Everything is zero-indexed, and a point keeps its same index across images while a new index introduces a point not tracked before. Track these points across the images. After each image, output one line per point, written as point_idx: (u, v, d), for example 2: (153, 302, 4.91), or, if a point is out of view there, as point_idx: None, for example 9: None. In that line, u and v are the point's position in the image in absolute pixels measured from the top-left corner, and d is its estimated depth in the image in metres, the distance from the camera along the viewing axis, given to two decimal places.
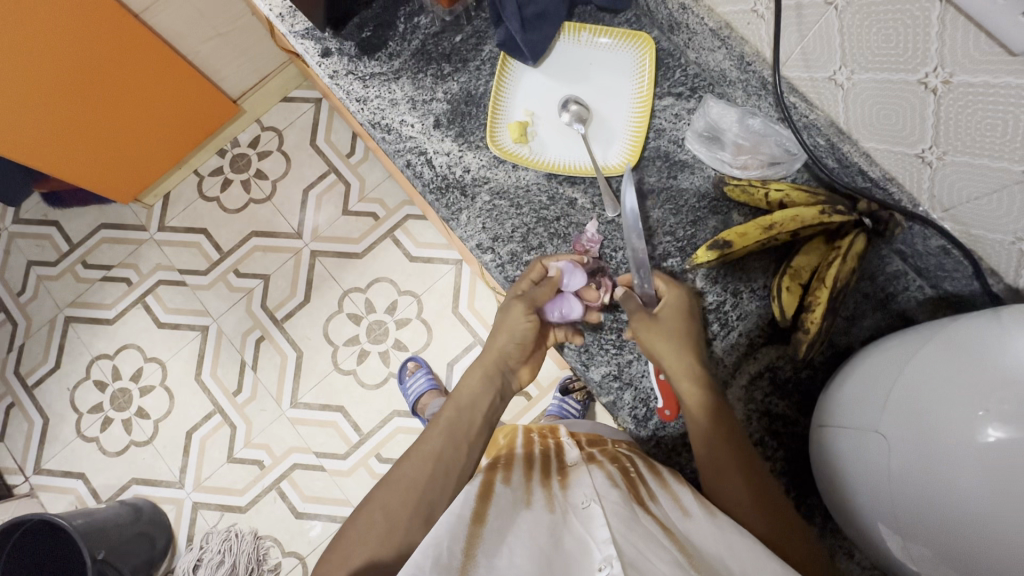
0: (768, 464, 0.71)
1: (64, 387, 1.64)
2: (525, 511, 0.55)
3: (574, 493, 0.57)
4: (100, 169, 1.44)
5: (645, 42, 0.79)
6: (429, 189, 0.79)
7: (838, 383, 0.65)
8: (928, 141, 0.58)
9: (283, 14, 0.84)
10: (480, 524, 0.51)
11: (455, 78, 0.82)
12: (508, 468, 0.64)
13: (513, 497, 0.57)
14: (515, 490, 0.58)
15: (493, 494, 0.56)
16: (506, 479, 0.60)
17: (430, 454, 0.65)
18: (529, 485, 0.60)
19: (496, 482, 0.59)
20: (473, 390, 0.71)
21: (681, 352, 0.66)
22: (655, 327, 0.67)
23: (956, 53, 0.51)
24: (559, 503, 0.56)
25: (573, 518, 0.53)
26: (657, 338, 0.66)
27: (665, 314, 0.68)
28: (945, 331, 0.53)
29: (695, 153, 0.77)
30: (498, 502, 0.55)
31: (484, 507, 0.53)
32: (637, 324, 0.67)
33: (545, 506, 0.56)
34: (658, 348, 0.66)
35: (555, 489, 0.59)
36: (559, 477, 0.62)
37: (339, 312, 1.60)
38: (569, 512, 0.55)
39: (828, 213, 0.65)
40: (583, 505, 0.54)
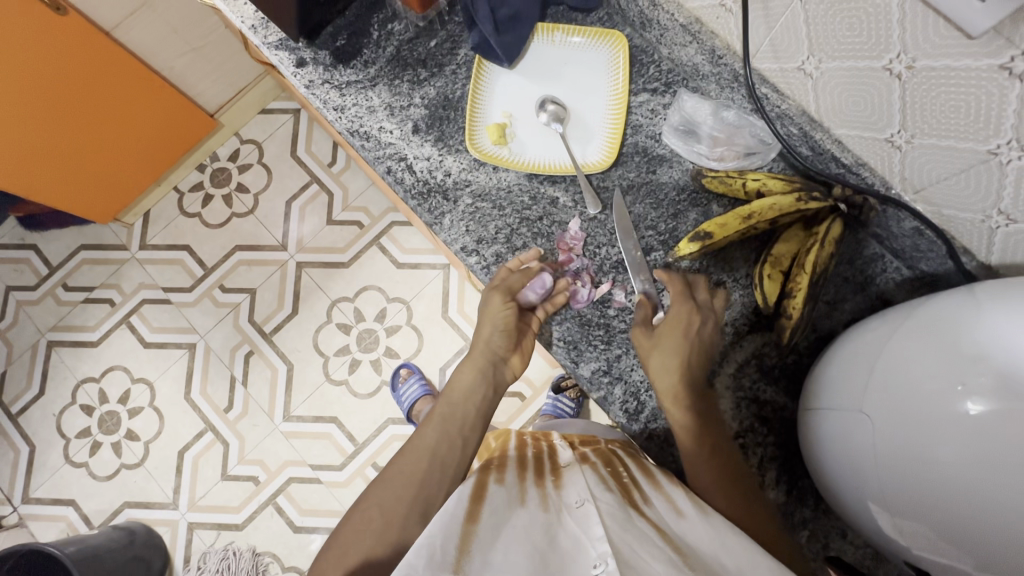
0: (761, 452, 0.71)
1: (49, 412, 1.61)
2: (520, 510, 0.55)
3: (568, 493, 0.58)
4: (73, 191, 1.41)
5: (617, 39, 0.80)
6: (411, 194, 0.79)
7: (823, 367, 0.66)
8: (897, 126, 0.60)
9: (256, 25, 0.83)
10: (474, 523, 0.51)
11: (431, 83, 0.82)
12: (501, 468, 0.65)
13: (507, 497, 0.57)
14: (509, 489, 0.59)
15: (487, 495, 0.57)
16: (500, 480, 0.61)
17: (425, 448, 0.65)
18: (523, 484, 0.60)
19: (489, 482, 0.60)
20: (467, 384, 0.72)
21: (671, 370, 0.67)
22: (652, 342, 0.69)
23: (918, 39, 0.52)
24: (554, 502, 0.57)
25: (568, 518, 0.53)
26: (652, 353, 0.68)
27: (664, 330, 0.69)
28: (921, 313, 0.54)
29: (672, 147, 0.78)
30: (492, 503, 0.55)
31: (478, 507, 0.54)
32: (638, 334, 0.71)
33: (539, 506, 0.56)
34: (652, 362, 0.68)
35: (549, 489, 0.60)
36: (553, 477, 0.63)
37: (328, 322, 1.60)
38: (564, 510, 0.55)
39: (805, 200, 0.67)
40: (578, 504, 0.55)
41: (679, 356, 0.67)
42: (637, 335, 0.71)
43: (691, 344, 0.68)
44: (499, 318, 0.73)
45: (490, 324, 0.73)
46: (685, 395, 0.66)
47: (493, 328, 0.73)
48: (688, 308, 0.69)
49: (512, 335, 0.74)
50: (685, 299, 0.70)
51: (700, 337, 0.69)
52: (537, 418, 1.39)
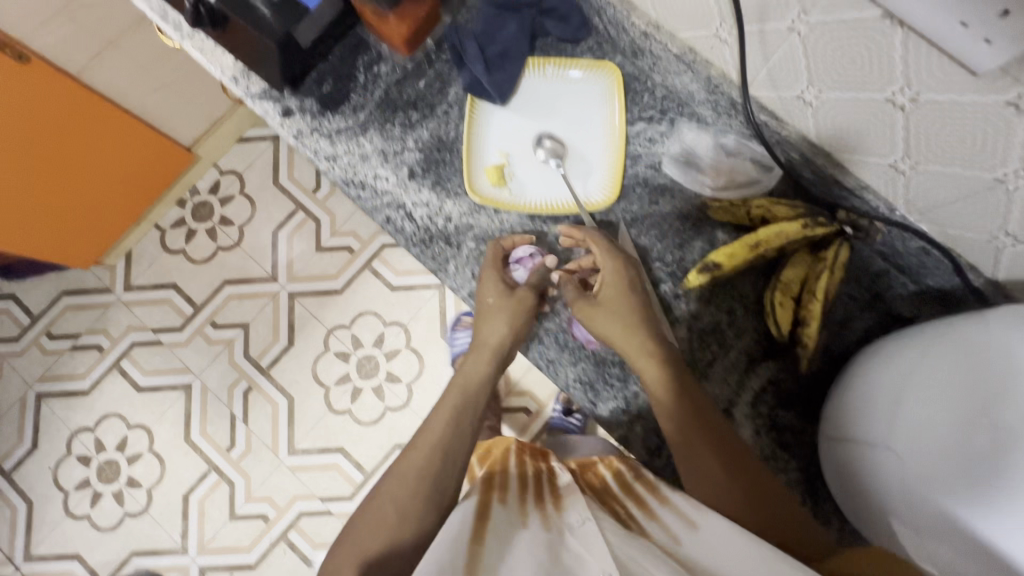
0: (783, 477, 0.72)
1: (44, 466, 1.57)
2: (522, 531, 0.57)
3: (568, 514, 0.58)
4: (44, 235, 1.38)
5: (611, 69, 0.78)
6: (413, 242, 0.77)
7: (842, 394, 0.67)
8: (900, 152, 0.60)
9: (237, 76, 0.81)
10: (480, 544, 0.53)
11: (424, 125, 0.80)
12: (502, 488, 0.64)
13: (509, 518, 0.59)
14: (510, 510, 0.60)
15: (490, 516, 0.59)
16: (501, 501, 0.62)
17: (432, 439, 0.64)
18: (524, 504, 0.62)
19: (491, 503, 0.61)
20: (480, 377, 0.70)
21: (626, 335, 0.68)
22: (596, 310, 0.70)
23: (921, 74, 0.51)
24: (555, 522, 0.58)
25: (570, 536, 0.55)
26: (602, 324, 0.69)
27: (605, 295, 0.70)
28: (937, 346, 0.55)
29: (672, 176, 0.77)
30: (496, 525, 0.57)
31: (483, 531, 0.55)
32: (580, 309, 0.71)
33: (541, 525, 0.58)
34: (605, 332, 0.69)
35: (550, 508, 0.61)
36: (551, 499, 0.63)
37: (326, 352, 1.58)
38: (565, 530, 0.57)
39: (811, 226, 0.69)
40: (579, 522, 0.56)
41: (622, 317, 0.69)
42: (580, 309, 0.71)
43: (633, 295, 0.70)
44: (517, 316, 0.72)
45: (504, 315, 0.71)
46: (653, 360, 0.66)
47: (501, 322, 0.71)
48: (622, 267, 0.71)
49: (521, 338, 0.73)
50: (609, 253, 0.72)
51: (638, 285, 0.71)
52: (545, 433, 1.38)
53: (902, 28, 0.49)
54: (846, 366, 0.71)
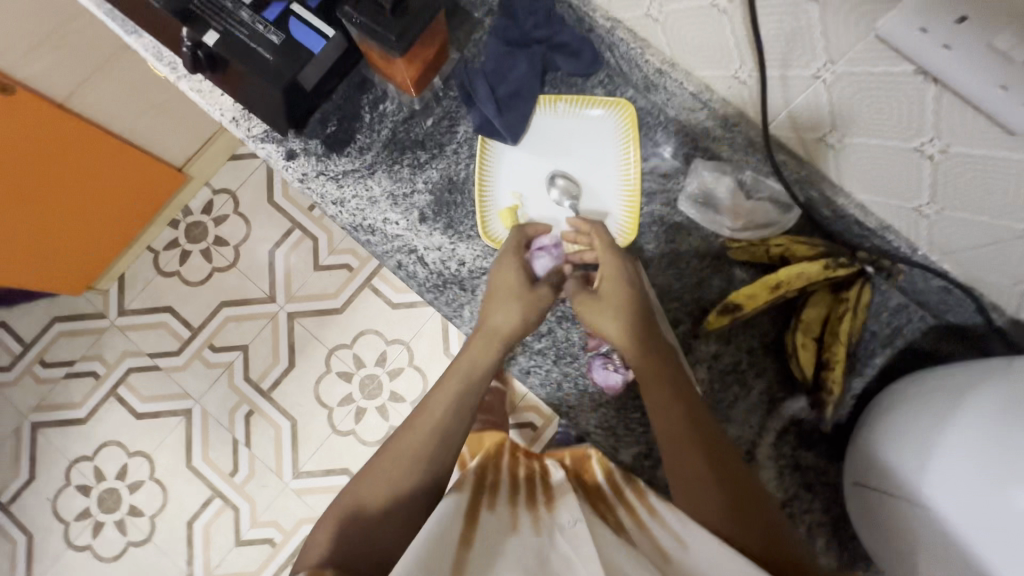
0: (807, 517, 0.71)
1: (43, 497, 1.54)
2: (512, 537, 0.55)
3: (560, 515, 0.57)
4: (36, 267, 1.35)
5: (624, 106, 0.76)
6: (426, 288, 0.75)
7: (874, 433, 0.65)
8: (926, 198, 0.59)
9: (237, 117, 0.78)
10: (468, 545, 0.51)
11: (433, 166, 0.78)
12: (493, 494, 0.63)
13: (499, 522, 0.57)
14: (500, 517, 0.58)
15: (480, 518, 0.57)
16: (490, 506, 0.60)
17: (432, 418, 0.63)
18: (515, 511, 0.60)
19: (482, 506, 0.60)
20: (488, 368, 0.67)
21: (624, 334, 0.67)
22: (597, 310, 0.68)
23: (953, 128, 0.50)
24: (546, 524, 0.57)
25: (559, 538, 0.53)
26: (602, 321, 0.68)
27: (606, 294, 0.69)
28: (972, 397, 0.54)
29: (688, 215, 0.76)
30: (486, 527, 0.55)
31: (472, 530, 0.54)
32: (581, 305, 0.70)
33: (532, 531, 0.56)
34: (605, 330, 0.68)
35: (541, 514, 0.59)
36: (545, 506, 0.62)
37: (327, 372, 1.55)
38: (556, 530, 0.55)
39: (833, 267, 0.67)
40: (569, 523, 0.54)
41: (622, 316, 0.67)
42: (580, 306, 0.69)
43: (634, 297, 0.69)
44: (532, 306, 0.69)
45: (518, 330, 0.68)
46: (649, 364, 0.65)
47: (514, 311, 0.68)
48: (620, 262, 0.70)
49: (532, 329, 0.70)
50: (612, 255, 0.71)
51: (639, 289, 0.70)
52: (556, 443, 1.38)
53: (936, 84, 0.48)
54: (869, 406, 0.70)
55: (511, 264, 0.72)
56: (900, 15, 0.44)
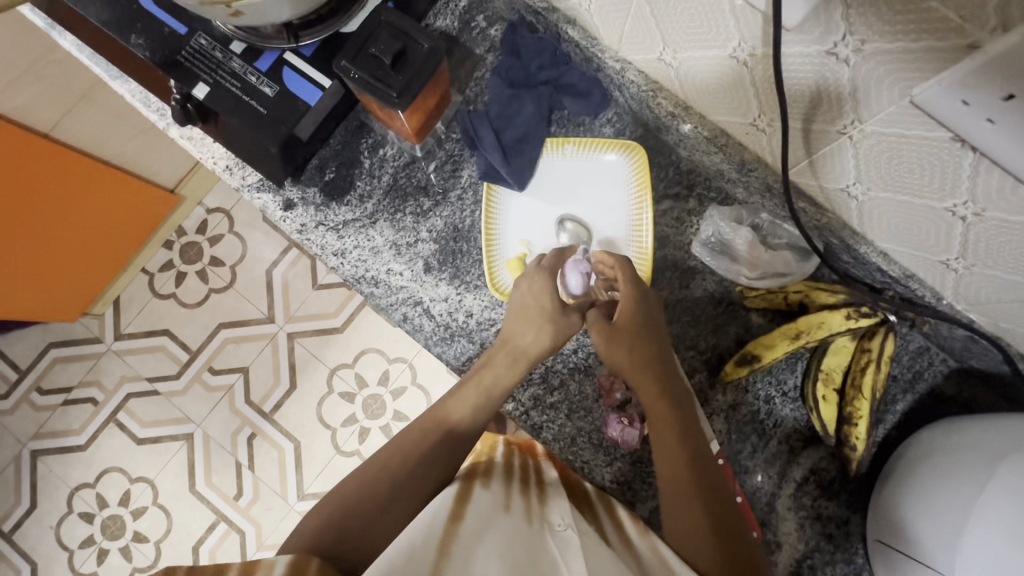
0: (828, 568, 0.70)
1: (46, 525, 1.53)
2: (503, 516, 0.53)
3: (551, 512, 0.56)
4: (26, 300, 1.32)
5: (635, 148, 0.72)
6: (433, 341, 0.73)
7: (903, 485, 0.64)
8: (955, 254, 0.56)
9: (230, 166, 0.74)
10: (457, 523, 0.50)
11: (437, 213, 0.75)
12: (486, 476, 0.62)
13: (492, 501, 0.56)
14: (494, 495, 0.57)
15: (471, 499, 0.56)
16: (484, 486, 0.59)
17: (442, 425, 0.64)
18: (508, 491, 0.59)
19: (474, 487, 0.58)
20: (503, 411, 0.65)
21: (637, 368, 0.64)
22: (611, 338, 0.65)
23: (989, 193, 0.47)
24: (537, 515, 0.55)
25: (549, 538, 0.52)
26: (616, 351, 0.65)
27: (623, 322, 0.65)
28: (1007, 465, 0.52)
29: (702, 260, 0.73)
30: (477, 507, 0.54)
31: (462, 509, 0.53)
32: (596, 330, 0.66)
33: (522, 515, 0.55)
34: (617, 359, 0.65)
35: (533, 501, 0.58)
36: (537, 491, 0.60)
37: (330, 393, 1.52)
38: (547, 528, 0.53)
39: (856, 316, 0.64)
40: (561, 526, 0.53)
41: (636, 349, 0.65)
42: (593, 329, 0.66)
43: (650, 330, 0.66)
44: (560, 330, 0.67)
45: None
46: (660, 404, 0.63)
47: (544, 332, 0.66)
48: (640, 293, 0.67)
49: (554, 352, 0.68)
50: (634, 281, 0.67)
51: (654, 321, 0.67)
52: None
53: (974, 152, 0.45)
54: (892, 458, 0.68)
55: (540, 288, 0.67)
56: (940, 85, 0.42)
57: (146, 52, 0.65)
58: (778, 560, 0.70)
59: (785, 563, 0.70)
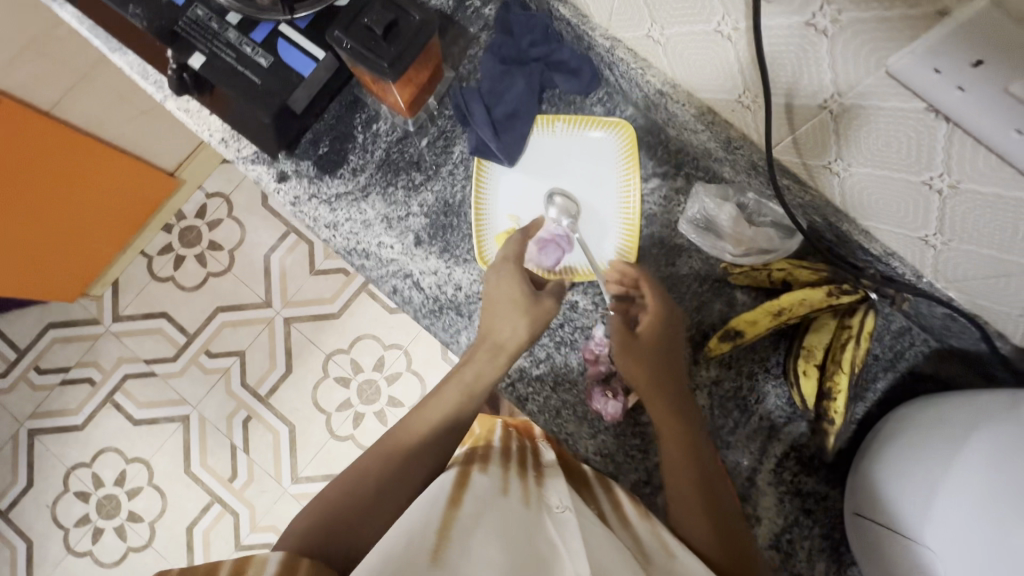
0: (805, 542, 0.71)
1: (42, 503, 1.54)
2: (501, 500, 0.54)
3: (550, 494, 0.56)
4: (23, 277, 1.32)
5: (623, 126, 0.75)
6: (422, 314, 0.74)
7: (880, 459, 0.65)
8: (933, 229, 0.57)
9: (226, 138, 0.76)
10: (456, 506, 0.51)
11: (428, 188, 0.76)
12: (484, 461, 0.62)
13: (491, 486, 0.56)
14: (492, 479, 0.58)
15: (471, 483, 0.56)
16: (483, 469, 0.60)
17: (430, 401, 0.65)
18: (506, 475, 0.59)
19: (473, 472, 0.59)
20: (488, 381, 0.66)
21: (654, 378, 0.65)
22: (634, 350, 0.65)
23: (964, 165, 0.48)
24: (535, 497, 0.56)
25: (547, 519, 0.52)
26: (637, 363, 0.65)
27: (645, 335, 0.66)
28: (982, 432, 0.53)
29: (688, 237, 0.74)
30: (477, 490, 0.55)
31: (460, 492, 0.54)
32: (618, 343, 0.66)
33: (521, 498, 0.55)
34: (636, 372, 0.65)
35: (531, 483, 0.59)
36: (535, 475, 0.61)
37: (326, 377, 1.54)
38: (545, 510, 0.54)
39: (836, 293, 0.65)
40: (558, 507, 0.53)
41: (654, 361, 0.66)
42: (616, 342, 0.66)
43: (670, 341, 0.67)
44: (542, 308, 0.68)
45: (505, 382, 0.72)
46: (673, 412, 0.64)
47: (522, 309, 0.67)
48: (663, 307, 0.68)
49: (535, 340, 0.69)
50: (660, 297, 0.68)
51: (674, 333, 0.68)
52: None
53: (948, 122, 0.46)
54: (874, 434, 0.69)
55: (510, 276, 0.69)
56: (914, 54, 0.43)
57: (144, 23, 0.66)
58: (757, 534, 0.71)
59: (764, 538, 0.71)
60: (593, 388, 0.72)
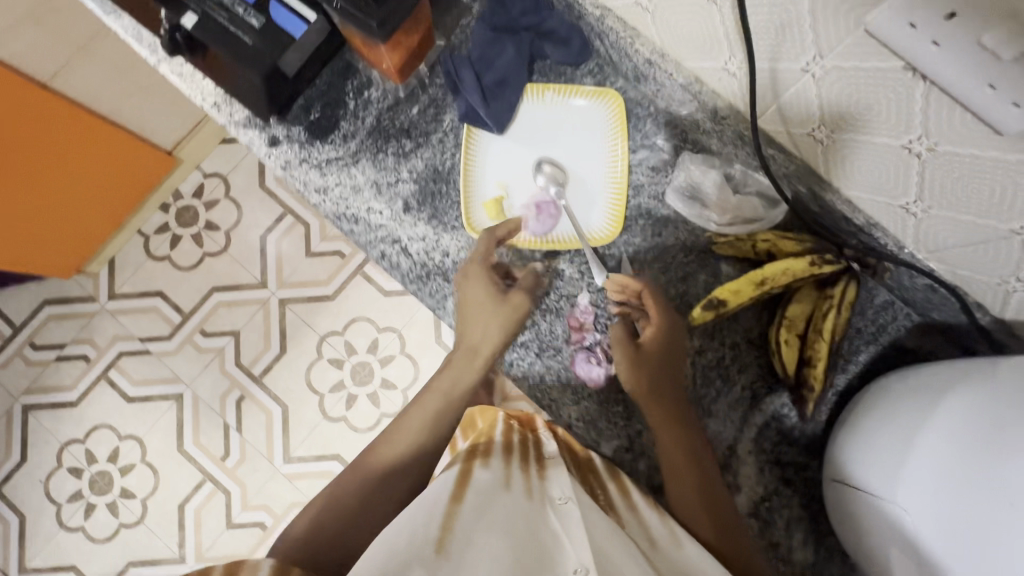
0: (784, 511, 0.72)
1: (35, 479, 1.55)
2: (504, 496, 0.55)
3: (551, 487, 0.58)
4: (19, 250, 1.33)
5: (612, 96, 0.76)
6: (410, 279, 0.75)
7: (858, 426, 0.66)
8: (913, 196, 0.58)
9: (219, 102, 0.76)
10: (458, 504, 0.52)
11: (418, 155, 0.77)
12: (485, 455, 0.63)
13: (492, 481, 0.58)
14: (494, 473, 0.59)
15: (472, 480, 0.57)
16: (484, 464, 0.61)
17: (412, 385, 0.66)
18: (508, 469, 0.60)
19: (474, 468, 0.60)
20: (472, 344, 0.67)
21: (653, 383, 0.67)
22: (633, 357, 0.68)
23: (941, 126, 0.49)
24: (537, 490, 0.57)
25: (549, 513, 0.54)
26: (634, 371, 0.67)
27: (647, 345, 0.69)
28: (952, 398, 0.54)
29: (675, 208, 0.75)
30: (477, 487, 0.56)
31: (462, 490, 0.55)
32: (618, 352, 0.69)
33: (523, 493, 0.57)
34: (630, 379, 0.68)
35: (533, 476, 0.60)
36: (537, 468, 0.62)
37: (320, 359, 1.54)
38: (546, 501, 0.56)
39: (819, 263, 0.67)
40: (560, 500, 0.55)
41: (653, 369, 0.68)
42: (617, 351, 0.69)
43: (670, 350, 0.70)
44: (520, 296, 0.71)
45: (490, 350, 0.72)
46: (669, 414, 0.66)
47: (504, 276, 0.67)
48: (665, 318, 0.70)
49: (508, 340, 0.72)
50: (663, 308, 0.70)
51: (673, 342, 0.70)
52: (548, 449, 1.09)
53: (924, 80, 0.47)
54: (853, 403, 0.70)
55: (477, 278, 0.72)
56: (890, 9, 0.44)
57: None
58: (738, 502, 0.71)
59: (744, 507, 0.72)
60: (577, 354, 0.73)
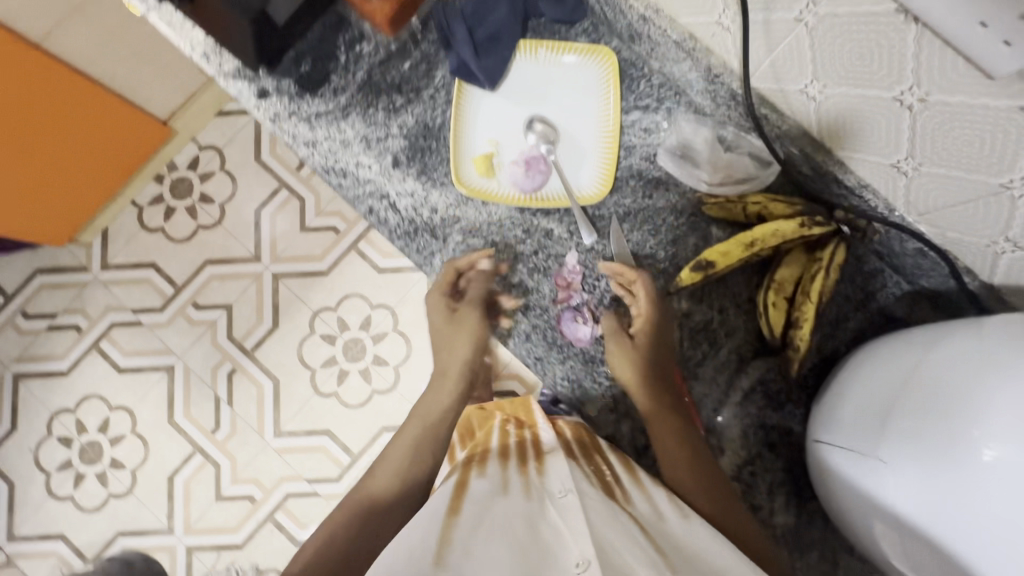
0: (767, 476, 0.72)
1: (25, 447, 1.55)
2: (502, 500, 0.55)
3: (550, 481, 0.57)
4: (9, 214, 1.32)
5: (606, 55, 0.76)
6: (397, 235, 0.76)
7: (842, 389, 0.66)
8: (904, 152, 0.57)
9: (208, 53, 0.74)
10: (456, 514, 0.52)
11: (409, 111, 0.76)
12: (483, 463, 0.64)
13: (490, 488, 0.57)
14: (492, 480, 0.59)
15: (469, 490, 0.57)
16: (482, 472, 0.61)
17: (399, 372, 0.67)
18: (506, 474, 0.60)
19: (471, 478, 0.60)
20: None
21: (648, 370, 0.68)
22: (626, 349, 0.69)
23: (934, 75, 0.48)
24: (535, 488, 0.57)
25: (549, 508, 0.53)
26: (626, 362, 0.69)
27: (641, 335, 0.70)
28: (931, 353, 0.54)
29: (666, 169, 0.75)
30: (474, 495, 0.56)
31: (460, 501, 0.55)
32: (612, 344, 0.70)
33: (522, 494, 0.56)
34: (624, 370, 0.69)
35: (531, 475, 0.60)
36: (536, 464, 0.62)
37: (312, 334, 1.53)
38: (546, 498, 0.55)
39: (808, 225, 0.65)
40: (560, 493, 0.54)
41: (644, 358, 0.69)
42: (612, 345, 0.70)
43: (664, 340, 0.70)
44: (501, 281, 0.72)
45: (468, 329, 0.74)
46: (661, 401, 0.67)
47: None
48: (660, 309, 0.70)
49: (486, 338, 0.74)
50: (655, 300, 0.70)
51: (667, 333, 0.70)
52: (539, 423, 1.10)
53: (917, 23, 0.46)
54: (839, 367, 0.70)
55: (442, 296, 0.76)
56: None
57: None
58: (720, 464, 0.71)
59: (727, 470, 0.72)
60: (563, 313, 0.74)
